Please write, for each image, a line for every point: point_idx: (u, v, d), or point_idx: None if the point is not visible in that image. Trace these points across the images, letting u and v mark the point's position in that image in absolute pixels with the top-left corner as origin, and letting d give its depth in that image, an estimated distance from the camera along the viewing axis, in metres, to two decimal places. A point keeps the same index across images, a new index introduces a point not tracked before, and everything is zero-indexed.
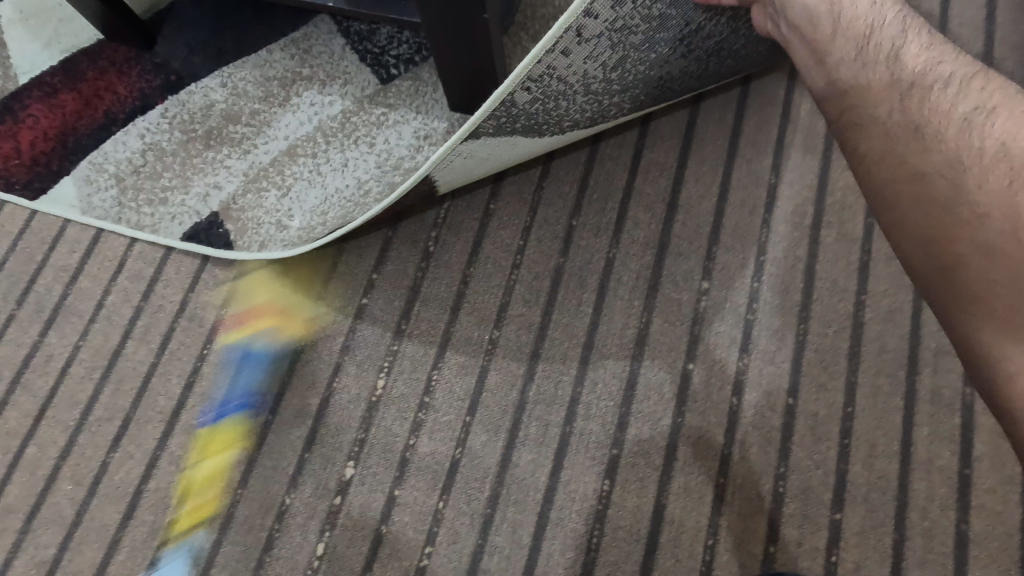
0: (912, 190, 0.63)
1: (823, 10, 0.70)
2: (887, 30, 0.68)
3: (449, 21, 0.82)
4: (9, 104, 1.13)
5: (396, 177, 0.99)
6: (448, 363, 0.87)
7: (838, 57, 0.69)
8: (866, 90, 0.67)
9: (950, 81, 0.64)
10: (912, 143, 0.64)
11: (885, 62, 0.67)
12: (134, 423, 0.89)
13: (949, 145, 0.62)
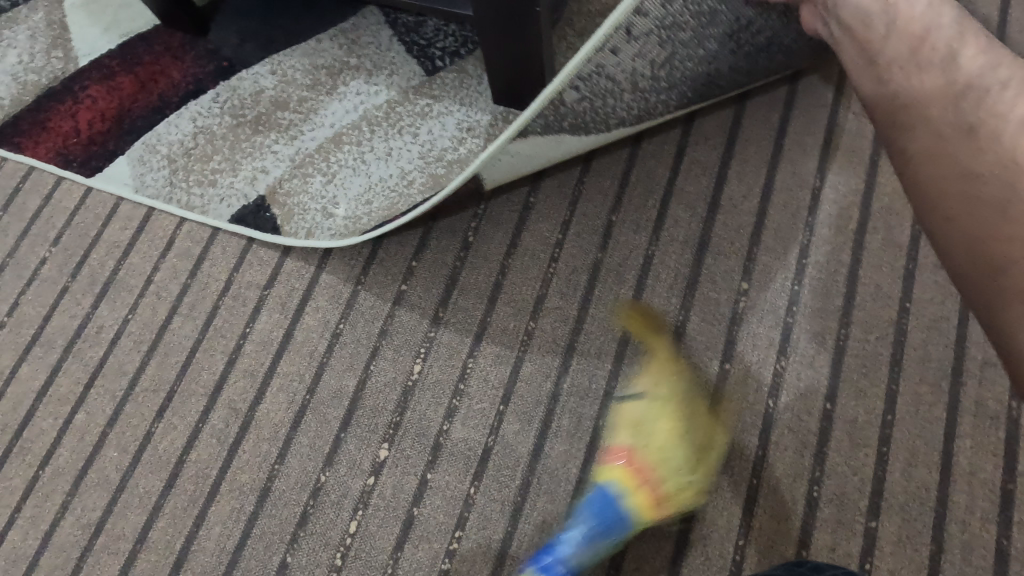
0: (961, 190, 0.65)
1: (877, 10, 0.71)
2: (942, 36, 0.69)
3: (498, 10, 0.83)
4: (70, 85, 1.18)
5: (438, 167, 1.00)
6: (484, 352, 0.88)
7: (890, 58, 0.71)
8: (920, 92, 0.70)
9: (1007, 82, 0.66)
10: (965, 143, 0.66)
11: (941, 64, 0.69)
12: (178, 395, 0.92)
13: (994, 147, 0.64)
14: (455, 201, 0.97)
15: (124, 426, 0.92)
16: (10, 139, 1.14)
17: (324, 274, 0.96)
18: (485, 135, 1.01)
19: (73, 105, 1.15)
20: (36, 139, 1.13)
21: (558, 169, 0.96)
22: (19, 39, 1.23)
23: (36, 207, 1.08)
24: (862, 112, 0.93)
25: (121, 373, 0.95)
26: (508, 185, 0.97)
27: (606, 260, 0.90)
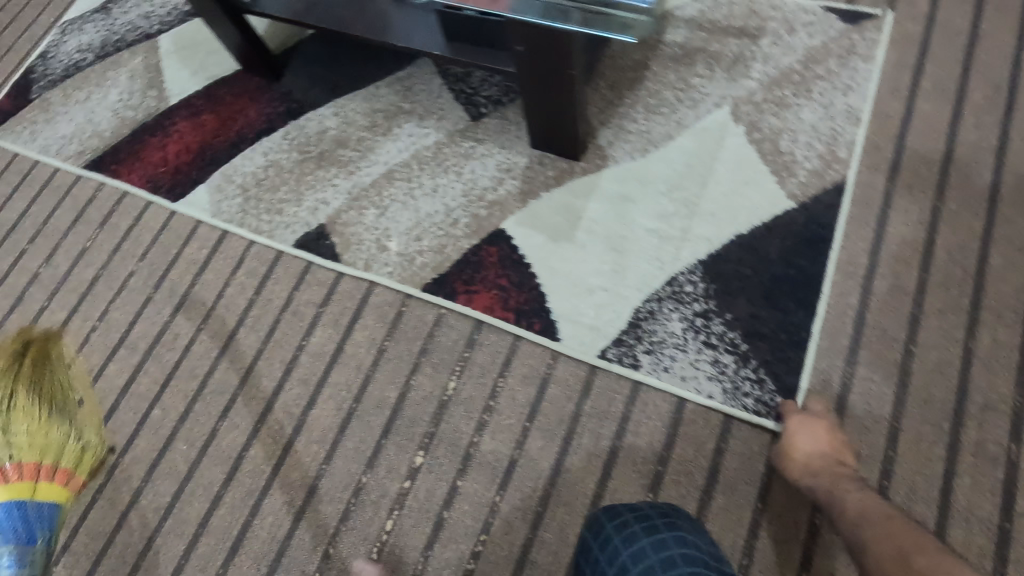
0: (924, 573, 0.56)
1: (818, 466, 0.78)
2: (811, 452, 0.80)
3: (542, 69, 0.93)
4: (159, 121, 1.34)
5: (479, 205, 1.11)
6: (513, 373, 0.97)
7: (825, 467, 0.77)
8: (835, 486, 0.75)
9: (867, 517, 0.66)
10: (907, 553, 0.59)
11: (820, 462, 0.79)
12: (241, 398, 1.04)
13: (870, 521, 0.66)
14: (494, 237, 1.07)
15: (193, 423, 1.04)
16: (108, 166, 1.31)
17: (373, 295, 1.08)
18: (522, 175, 1.11)
19: (162, 138, 1.32)
20: (130, 166, 1.30)
21: (595, 224, 1.04)
22: (120, 80, 1.42)
23: (127, 226, 1.24)
24: (873, 167, 1.00)
25: (192, 375, 1.07)
26: (548, 239, 1.04)
27: (633, 306, 0.97)
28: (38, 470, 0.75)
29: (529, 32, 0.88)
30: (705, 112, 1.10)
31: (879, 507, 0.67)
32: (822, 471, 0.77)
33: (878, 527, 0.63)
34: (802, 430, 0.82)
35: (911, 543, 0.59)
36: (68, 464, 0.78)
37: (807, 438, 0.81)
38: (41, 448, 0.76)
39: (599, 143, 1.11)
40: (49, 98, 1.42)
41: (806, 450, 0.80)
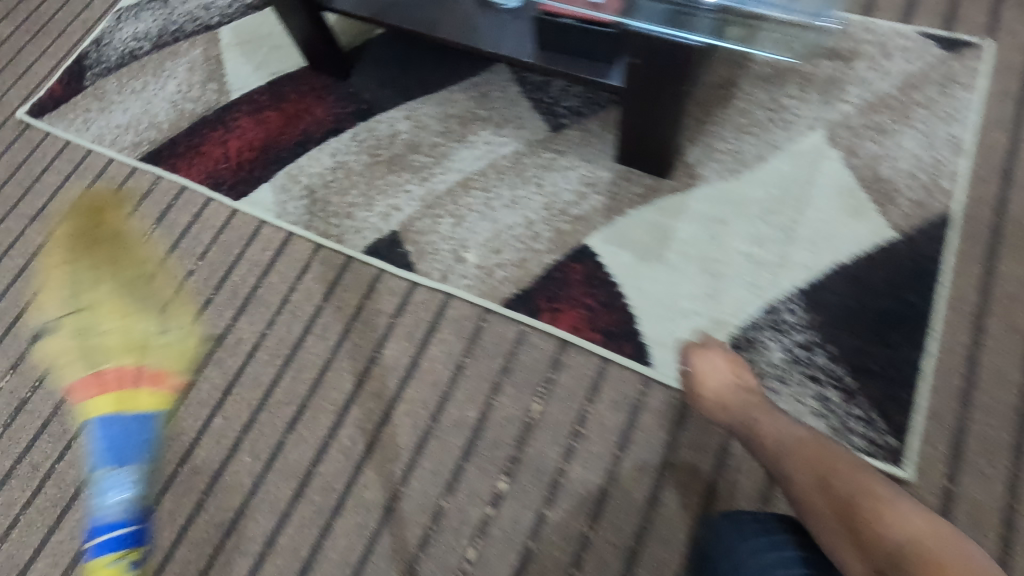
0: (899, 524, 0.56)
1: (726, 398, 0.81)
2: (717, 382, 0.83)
3: (652, 91, 0.91)
4: (220, 115, 1.29)
5: (562, 219, 1.06)
6: (602, 398, 0.93)
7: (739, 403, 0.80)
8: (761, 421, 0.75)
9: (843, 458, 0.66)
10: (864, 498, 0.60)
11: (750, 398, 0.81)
12: (309, 410, 0.99)
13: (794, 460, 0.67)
14: (579, 253, 1.03)
15: (257, 434, 0.99)
16: (165, 159, 1.26)
17: (450, 308, 1.03)
18: (607, 190, 1.07)
19: (222, 133, 1.27)
20: (189, 160, 1.25)
21: (687, 245, 1.00)
22: (178, 71, 1.37)
23: (186, 223, 1.19)
24: (979, 201, 0.97)
25: (256, 384, 1.02)
26: (638, 258, 1.00)
27: (729, 333, 0.93)
28: (125, 375, 0.85)
29: (650, 43, 0.84)
30: (799, 134, 1.06)
31: (803, 433, 0.71)
32: (733, 407, 0.80)
33: (800, 460, 0.67)
34: (709, 359, 0.86)
35: (825, 469, 0.64)
36: (156, 366, 0.88)
37: (712, 366, 0.85)
38: (126, 346, 0.86)
39: (688, 161, 1.07)
40: (103, 87, 1.37)
41: (710, 379, 0.84)
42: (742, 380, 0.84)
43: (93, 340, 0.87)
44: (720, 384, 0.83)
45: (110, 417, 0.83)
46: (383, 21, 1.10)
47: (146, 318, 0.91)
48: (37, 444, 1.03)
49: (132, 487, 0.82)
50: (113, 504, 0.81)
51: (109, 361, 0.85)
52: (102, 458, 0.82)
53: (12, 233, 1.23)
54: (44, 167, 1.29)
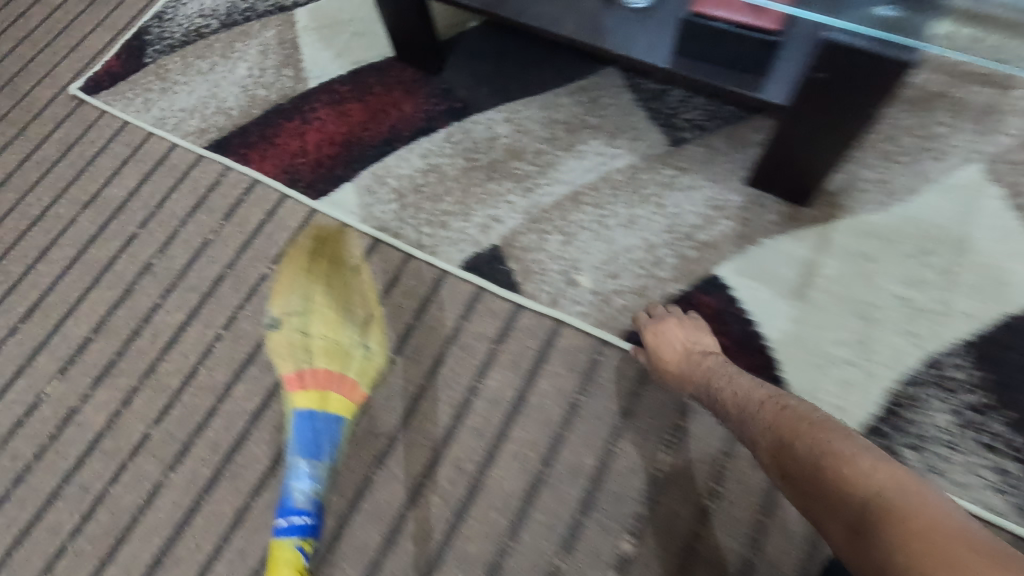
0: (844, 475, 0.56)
1: (693, 364, 0.81)
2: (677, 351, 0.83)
3: (838, 103, 0.75)
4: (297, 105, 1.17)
5: (688, 246, 0.96)
6: (741, 453, 0.84)
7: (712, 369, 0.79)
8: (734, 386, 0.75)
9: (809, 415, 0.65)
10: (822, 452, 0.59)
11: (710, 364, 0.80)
12: (401, 444, 0.89)
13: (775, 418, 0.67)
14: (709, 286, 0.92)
15: (341, 467, 0.88)
16: (236, 149, 1.14)
17: (561, 337, 0.93)
18: (737, 216, 0.97)
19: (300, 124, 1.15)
20: (263, 152, 1.13)
21: (833, 284, 0.91)
22: (249, 53, 1.24)
23: (258, 222, 1.07)
24: None
25: None
26: (777, 295, 0.91)
27: (886, 388, 0.84)
28: (329, 378, 0.85)
29: (843, 57, 0.69)
30: (954, 167, 0.96)
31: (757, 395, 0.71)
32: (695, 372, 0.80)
33: (765, 423, 0.67)
34: (664, 331, 0.86)
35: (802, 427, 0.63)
36: (353, 374, 0.86)
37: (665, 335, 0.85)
38: (332, 355, 0.86)
39: (830, 189, 0.97)
40: (165, 65, 1.24)
41: (669, 350, 0.84)
42: (694, 346, 0.84)
43: (299, 338, 0.87)
44: (681, 354, 0.83)
45: (308, 417, 0.83)
46: (496, 16, 0.98)
47: (346, 325, 0.89)
48: (88, 461, 0.93)
49: (310, 485, 0.79)
50: (298, 492, 0.79)
51: (313, 363, 0.85)
52: (299, 449, 0.82)
53: (62, 220, 1.12)
54: (99, 150, 1.18)
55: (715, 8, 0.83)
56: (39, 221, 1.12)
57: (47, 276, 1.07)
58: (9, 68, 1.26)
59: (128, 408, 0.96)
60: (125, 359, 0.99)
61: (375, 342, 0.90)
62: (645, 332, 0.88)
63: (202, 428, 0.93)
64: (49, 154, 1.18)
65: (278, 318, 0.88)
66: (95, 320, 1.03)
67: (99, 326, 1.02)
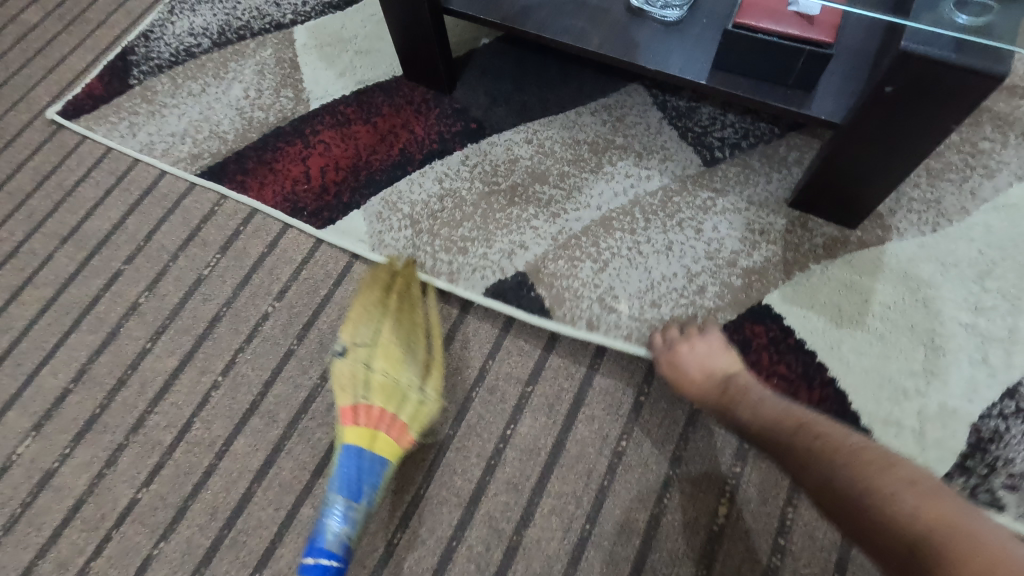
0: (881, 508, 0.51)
1: (705, 373, 0.77)
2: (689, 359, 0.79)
3: (903, 116, 0.70)
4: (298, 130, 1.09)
5: (731, 274, 0.89)
6: (807, 502, 0.75)
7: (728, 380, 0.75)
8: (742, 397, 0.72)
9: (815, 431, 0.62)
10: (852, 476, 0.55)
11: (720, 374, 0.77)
12: (426, 502, 0.79)
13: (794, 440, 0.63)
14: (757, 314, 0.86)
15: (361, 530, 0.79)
16: (234, 178, 1.05)
17: (598, 376, 0.84)
18: (781, 241, 0.90)
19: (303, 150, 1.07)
20: (263, 179, 1.04)
21: (890, 310, 0.85)
22: (245, 72, 1.14)
23: (258, 255, 0.98)
24: None
25: None
26: (836, 325, 0.84)
27: (967, 423, 0.78)
28: (380, 417, 0.78)
29: (919, 69, 0.64)
30: (1005, 184, 0.91)
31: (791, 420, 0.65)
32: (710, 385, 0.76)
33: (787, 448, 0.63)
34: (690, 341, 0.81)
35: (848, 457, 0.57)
36: (406, 417, 0.78)
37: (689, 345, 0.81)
38: (390, 391, 0.79)
39: (879, 210, 0.90)
40: (153, 88, 1.14)
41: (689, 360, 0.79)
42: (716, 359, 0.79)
43: (360, 370, 0.80)
44: (702, 364, 0.78)
45: (358, 450, 0.76)
46: (517, 29, 0.89)
47: (409, 365, 0.82)
48: (67, 531, 0.82)
49: (342, 527, 0.70)
50: (331, 531, 0.70)
51: (371, 398, 0.78)
52: (339, 486, 0.73)
53: (38, 256, 1.01)
54: (79, 179, 1.08)
55: (760, 19, 0.75)
56: (12, 257, 1.01)
57: (20, 319, 0.96)
58: None
59: (112, 468, 0.85)
60: (109, 412, 0.88)
61: (433, 386, 0.82)
62: (665, 340, 0.83)
63: (198, 490, 0.83)
64: (24, 184, 1.07)
65: (345, 347, 0.82)
66: (74, 369, 0.92)
67: (80, 375, 0.91)
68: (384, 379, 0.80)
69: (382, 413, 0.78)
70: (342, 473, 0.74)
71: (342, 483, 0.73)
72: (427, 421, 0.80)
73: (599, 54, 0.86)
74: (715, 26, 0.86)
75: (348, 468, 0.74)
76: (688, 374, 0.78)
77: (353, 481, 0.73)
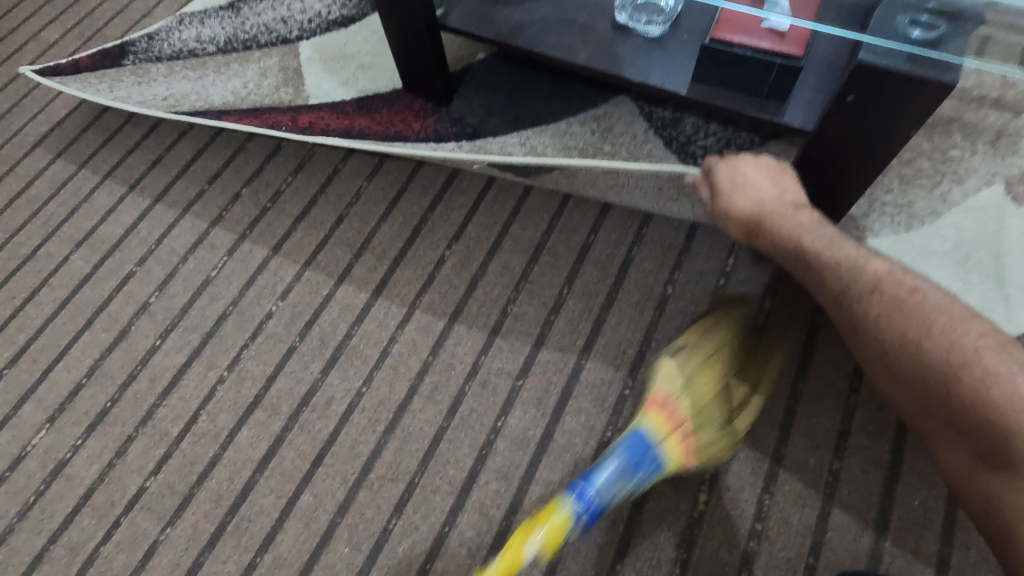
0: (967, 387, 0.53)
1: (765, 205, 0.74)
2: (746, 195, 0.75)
3: (865, 121, 0.75)
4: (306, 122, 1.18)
5: (712, 274, 0.94)
6: (783, 489, 0.79)
7: (793, 224, 0.71)
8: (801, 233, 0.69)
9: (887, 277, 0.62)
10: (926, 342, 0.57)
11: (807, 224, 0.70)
12: (420, 490, 0.83)
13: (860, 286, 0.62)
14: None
15: (358, 517, 0.82)
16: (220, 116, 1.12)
17: (585, 370, 0.89)
18: None
19: (307, 159, 1.12)
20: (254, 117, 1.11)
21: None
22: (248, 73, 1.18)
23: (264, 258, 1.03)
24: None
25: (354, 454, 0.86)
26: None
27: None
28: (676, 420, 0.78)
29: (875, 79, 0.69)
30: (973, 190, 0.95)
31: (837, 267, 0.64)
32: (773, 220, 0.72)
33: (856, 293, 0.62)
34: (743, 181, 0.76)
35: (919, 331, 0.58)
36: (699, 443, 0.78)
37: (740, 186, 0.76)
38: (697, 403, 0.79)
39: (853, 213, 0.95)
40: (147, 68, 1.19)
41: (738, 203, 0.75)
42: (778, 198, 0.74)
43: (691, 377, 0.81)
44: (758, 201, 0.74)
45: (652, 435, 0.77)
46: (509, 44, 0.95)
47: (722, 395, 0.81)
48: (78, 518, 0.86)
49: (608, 488, 0.74)
50: (602, 485, 0.74)
51: (681, 397, 0.79)
52: (628, 456, 0.76)
53: (54, 259, 1.06)
54: (94, 186, 1.13)
55: (734, 35, 0.81)
56: (30, 260, 1.07)
57: (37, 318, 1.01)
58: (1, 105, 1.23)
59: (122, 458, 0.89)
60: (120, 405, 0.93)
61: (739, 423, 0.81)
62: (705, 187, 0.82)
63: (204, 478, 0.87)
64: (42, 191, 1.13)
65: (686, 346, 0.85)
66: (87, 365, 0.97)
67: (92, 370, 0.96)
68: (710, 393, 0.80)
69: (692, 428, 0.78)
70: (636, 445, 0.76)
71: (629, 456, 0.76)
72: (710, 455, 0.79)
73: (587, 67, 0.92)
74: (695, 41, 0.91)
75: (632, 443, 0.76)
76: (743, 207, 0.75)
77: (640, 464, 0.76)
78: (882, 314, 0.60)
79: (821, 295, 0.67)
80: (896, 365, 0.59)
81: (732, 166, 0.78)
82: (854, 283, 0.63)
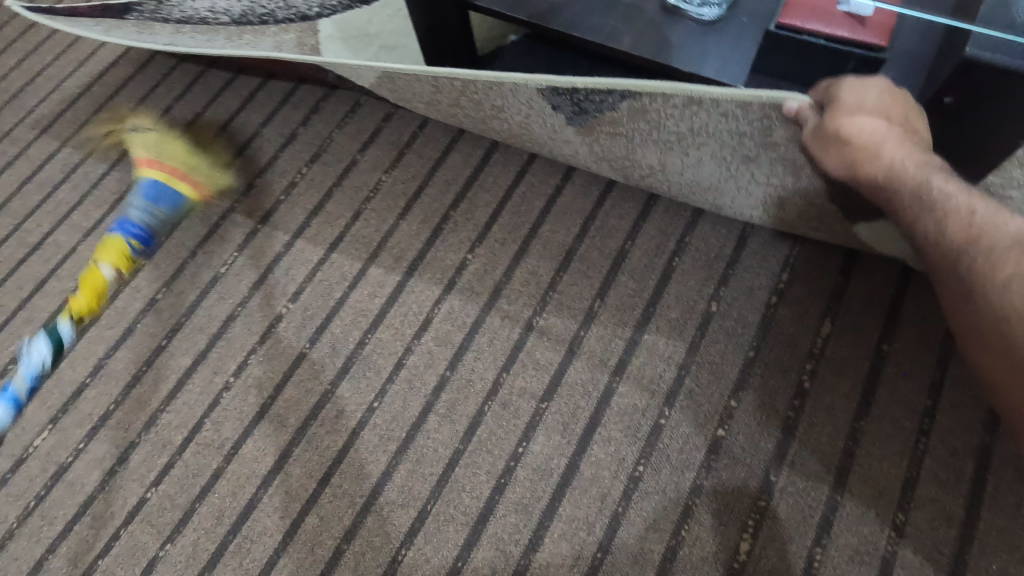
0: None
1: (892, 134, 0.59)
2: (870, 118, 0.59)
3: (961, 126, 0.64)
4: (326, 105, 1.09)
5: (762, 291, 0.84)
6: (836, 543, 0.70)
7: (921, 165, 0.58)
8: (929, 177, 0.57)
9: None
10: None
11: (935, 168, 0.58)
12: (432, 519, 0.77)
13: (994, 244, 0.53)
14: (816, 180, 0.72)
15: (365, 545, 0.77)
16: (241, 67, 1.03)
17: (617, 395, 0.80)
18: (816, 260, 0.85)
19: (324, 148, 1.05)
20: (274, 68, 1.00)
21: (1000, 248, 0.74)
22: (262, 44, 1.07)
23: (275, 254, 0.97)
24: None
25: (364, 474, 0.80)
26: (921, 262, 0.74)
27: None
28: None
29: (982, 78, 0.58)
30: None
31: (971, 216, 0.54)
32: (898, 158, 0.58)
33: (984, 253, 0.53)
34: (870, 105, 0.60)
35: None
36: None
37: (865, 106, 0.60)
38: None
39: None
40: (151, 26, 1.08)
41: (863, 123, 0.59)
42: (902, 130, 0.59)
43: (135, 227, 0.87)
44: (884, 127, 0.59)
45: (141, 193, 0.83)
46: (543, 27, 0.85)
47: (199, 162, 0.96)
48: (78, 527, 0.82)
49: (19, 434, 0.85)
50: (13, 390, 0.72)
51: None
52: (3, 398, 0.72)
53: (62, 249, 1.02)
54: (104, 172, 1.08)
55: (806, 20, 0.70)
56: (37, 250, 1.02)
57: (44, 311, 0.97)
58: (14, 83, 1.18)
59: (123, 466, 0.85)
60: (123, 408, 0.88)
61: None
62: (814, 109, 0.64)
63: (206, 492, 0.82)
64: (52, 176, 1.09)
65: (383, 177, 1.01)
66: (91, 363, 0.92)
67: (96, 370, 0.92)
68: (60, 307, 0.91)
69: None
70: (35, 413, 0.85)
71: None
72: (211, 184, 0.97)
73: (629, 54, 0.81)
74: (757, 27, 0.80)
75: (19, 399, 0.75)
76: (867, 130, 0.58)
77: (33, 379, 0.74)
78: (1017, 275, 0.51)
79: (933, 243, 0.56)
80: (1014, 336, 0.50)
81: (862, 82, 0.61)
82: (990, 240, 0.53)
